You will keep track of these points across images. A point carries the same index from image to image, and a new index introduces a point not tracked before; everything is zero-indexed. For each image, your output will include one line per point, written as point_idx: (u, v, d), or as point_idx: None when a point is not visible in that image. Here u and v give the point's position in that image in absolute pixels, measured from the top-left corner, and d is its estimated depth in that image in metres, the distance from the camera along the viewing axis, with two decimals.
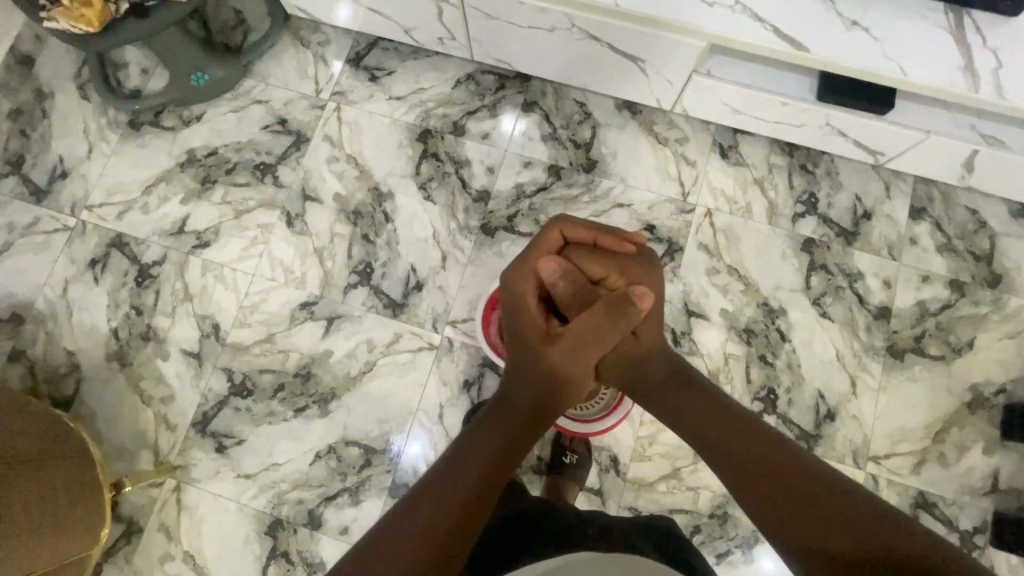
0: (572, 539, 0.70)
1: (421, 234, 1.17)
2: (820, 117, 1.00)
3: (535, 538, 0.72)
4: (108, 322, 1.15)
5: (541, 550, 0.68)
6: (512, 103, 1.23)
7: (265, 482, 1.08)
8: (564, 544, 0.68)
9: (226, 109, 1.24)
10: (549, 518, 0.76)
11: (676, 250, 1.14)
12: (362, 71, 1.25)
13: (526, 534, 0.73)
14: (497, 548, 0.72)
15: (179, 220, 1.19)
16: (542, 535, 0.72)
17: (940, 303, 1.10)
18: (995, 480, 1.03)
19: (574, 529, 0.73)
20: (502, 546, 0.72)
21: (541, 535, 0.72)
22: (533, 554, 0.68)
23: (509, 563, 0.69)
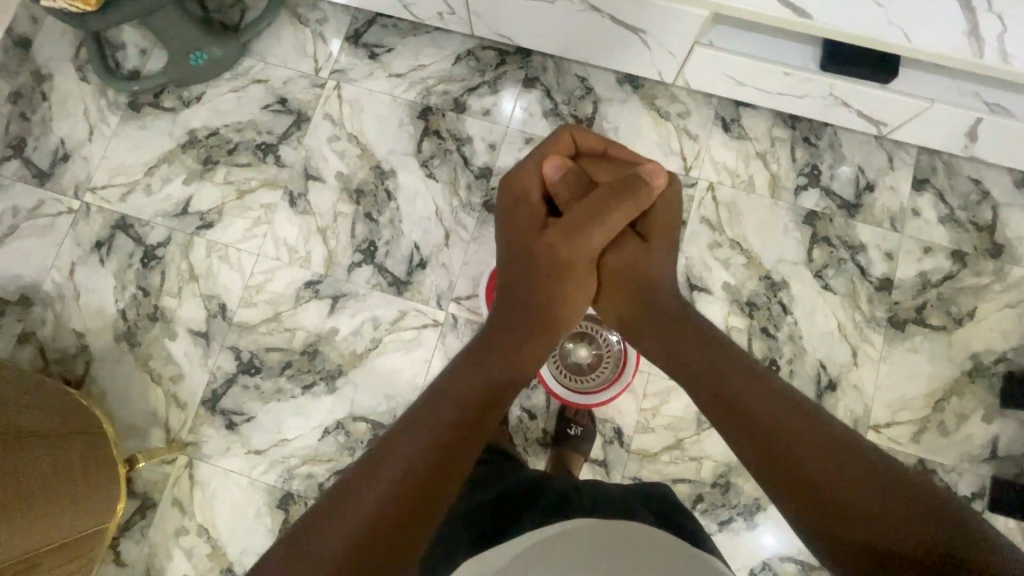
0: (573, 503, 0.67)
1: (424, 212, 1.18)
2: (823, 87, 0.99)
3: (535, 504, 0.69)
4: (116, 303, 1.17)
5: (544, 512, 0.65)
6: (513, 79, 1.22)
7: (275, 457, 1.10)
8: (563, 508, 0.65)
9: (225, 88, 1.23)
10: (551, 485, 0.75)
11: (678, 224, 1.14)
12: (361, 49, 1.24)
13: (524, 503, 0.70)
14: (491, 519, 0.68)
15: (182, 201, 1.20)
16: (540, 501, 0.69)
17: (941, 274, 1.11)
18: (994, 447, 1.05)
19: (575, 494, 0.71)
20: (496, 517, 0.69)
21: (540, 501, 0.70)
22: (532, 516, 0.65)
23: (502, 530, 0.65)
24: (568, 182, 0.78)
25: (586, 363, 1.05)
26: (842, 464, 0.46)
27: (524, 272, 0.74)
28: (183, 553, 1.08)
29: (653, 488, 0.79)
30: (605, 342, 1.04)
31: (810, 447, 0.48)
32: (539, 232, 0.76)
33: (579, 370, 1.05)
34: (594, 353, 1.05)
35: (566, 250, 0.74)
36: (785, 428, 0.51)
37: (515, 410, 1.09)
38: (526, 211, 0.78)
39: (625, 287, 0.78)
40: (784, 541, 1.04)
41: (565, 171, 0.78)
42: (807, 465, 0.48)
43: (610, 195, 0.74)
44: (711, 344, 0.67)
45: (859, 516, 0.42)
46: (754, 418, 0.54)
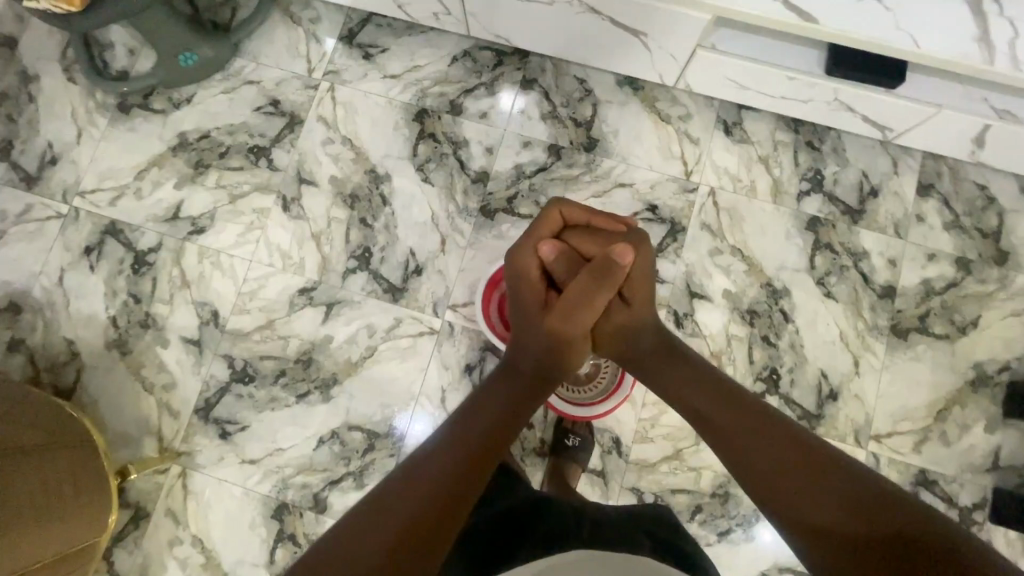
0: (571, 535, 0.66)
1: (420, 217, 1.15)
2: (828, 91, 0.97)
3: (533, 534, 0.68)
4: (107, 310, 1.15)
5: (540, 548, 0.64)
6: (510, 80, 1.19)
7: (270, 467, 1.09)
8: (562, 542, 0.64)
9: (217, 90, 1.21)
10: (548, 509, 0.73)
11: (679, 230, 1.12)
12: (356, 49, 1.21)
13: (521, 532, 0.69)
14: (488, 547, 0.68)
15: (173, 206, 1.17)
16: (539, 529, 0.68)
17: (945, 282, 1.09)
18: (996, 457, 1.04)
19: (572, 521, 0.70)
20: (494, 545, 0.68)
21: (537, 529, 0.68)
22: (530, 550, 0.64)
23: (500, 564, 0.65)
24: (558, 258, 0.81)
25: (584, 373, 1.04)
26: (822, 484, 0.55)
27: (529, 350, 0.79)
28: (177, 563, 1.07)
29: (650, 509, 0.78)
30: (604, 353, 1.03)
31: (798, 483, 0.56)
32: (538, 315, 0.79)
33: (577, 380, 1.04)
34: (592, 363, 1.04)
35: (568, 326, 0.77)
36: (768, 455, 0.61)
37: None
38: (524, 293, 0.82)
39: (624, 344, 0.82)
40: (783, 552, 1.03)
41: (552, 249, 0.80)
42: (790, 488, 0.57)
43: (594, 277, 0.76)
44: (699, 374, 0.76)
45: (834, 529, 0.51)
46: (743, 449, 0.64)
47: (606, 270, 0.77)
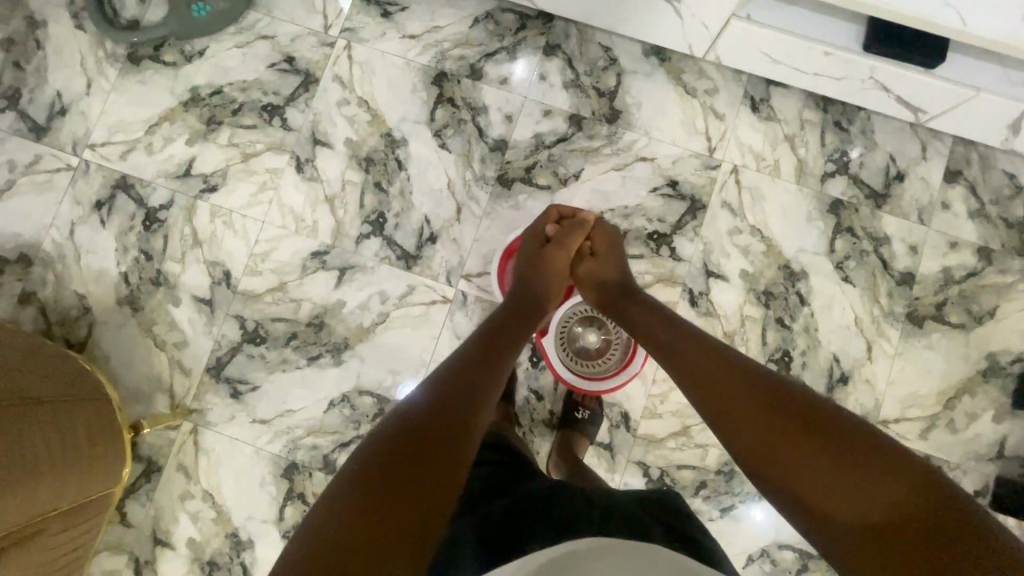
0: (585, 521, 0.65)
1: (436, 184, 1.13)
2: (864, 69, 0.94)
3: (546, 515, 0.67)
4: (118, 266, 1.14)
5: (555, 531, 0.64)
6: (533, 45, 1.15)
7: (281, 427, 1.10)
8: (576, 529, 0.63)
9: (230, 44, 1.17)
10: (561, 495, 0.72)
11: (698, 208, 1.11)
12: (374, 6, 1.17)
13: (536, 515, 0.68)
14: (500, 525, 0.67)
15: (185, 163, 1.15)
16: (552, 510, 0.68)
17: (965, 270, 1.08)
18: (1001, 447, 1.04)
19: (584, 506, 0.70)
20: (506, 524, 0.67)
21: (551, 513, 0.68)
22: (545, 534, 0.64)
23: (513, 550, 0.63)
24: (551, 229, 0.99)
25: (594, 348, 1.04)
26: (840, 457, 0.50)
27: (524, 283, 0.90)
28: (188, 517, 1.09)
29: (663, 496, 0.78)
30: (615, 329, 1.03)
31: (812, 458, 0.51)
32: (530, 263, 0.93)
33: (587, 354, 1.04)
34: (603, 338, 1.04)
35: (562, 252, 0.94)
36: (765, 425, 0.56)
37: (522, 392, 1.08)
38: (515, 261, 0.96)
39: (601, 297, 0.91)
40: (781, 530, 1.05)
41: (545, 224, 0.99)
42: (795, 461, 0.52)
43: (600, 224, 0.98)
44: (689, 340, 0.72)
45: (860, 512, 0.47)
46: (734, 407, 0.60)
47: (580, 224, 0.96)
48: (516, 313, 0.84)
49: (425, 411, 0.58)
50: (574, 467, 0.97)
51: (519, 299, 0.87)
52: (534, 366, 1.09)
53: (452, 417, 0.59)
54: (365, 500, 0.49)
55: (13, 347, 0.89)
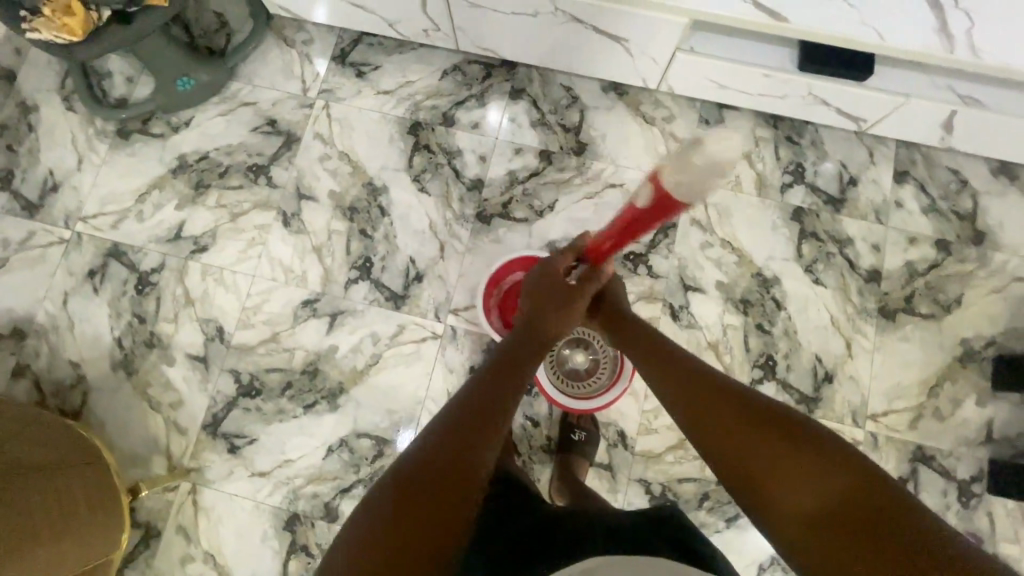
0: (585, 544, 0.65)
1: (418, 226, 1.18)
2: (802, 86, 1.02)
3: (551, 544, 0.67)
4: (111, 332, 1.16)
5: (560, 557, 0.64)
6: (499, 92, 1.24)
7: (280, 478, 1.10)
8: (580, 551, 0.64)
9: (214, 112, 1.24)
10: (565, 519, 0.72)
11: (669, 227, 1.16)
12: (349, 68, 1.26)
13: (544, 541, 0.68)
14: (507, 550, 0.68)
15: (175, 227, 1.19)
16: (558, 539, 0.68)
17: (927, 263, 1.13)
18: (989, 430, 1.07)
19: (589, 529, 0.69)
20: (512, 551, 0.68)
21: (557, 541, 0.67)
22: (551, 561, 0.64)
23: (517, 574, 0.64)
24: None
25: (583, 368, 1.06)
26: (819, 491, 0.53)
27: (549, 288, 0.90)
28: None
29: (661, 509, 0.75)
30: (602, 348, 1.05)
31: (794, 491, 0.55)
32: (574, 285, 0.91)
33: (577, 375, 1.06)
34: (591, 359, 1.06)
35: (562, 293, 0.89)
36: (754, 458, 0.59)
37: (518, 419, 1.09)
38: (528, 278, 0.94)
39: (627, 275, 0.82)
40: None
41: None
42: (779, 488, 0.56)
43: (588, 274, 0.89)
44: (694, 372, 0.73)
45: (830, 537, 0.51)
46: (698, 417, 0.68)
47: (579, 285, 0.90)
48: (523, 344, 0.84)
49: (447, 446, 0.61)
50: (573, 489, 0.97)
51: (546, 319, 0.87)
52: (528, 393, 1.11)
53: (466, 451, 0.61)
54: (393, 534, 0.52)
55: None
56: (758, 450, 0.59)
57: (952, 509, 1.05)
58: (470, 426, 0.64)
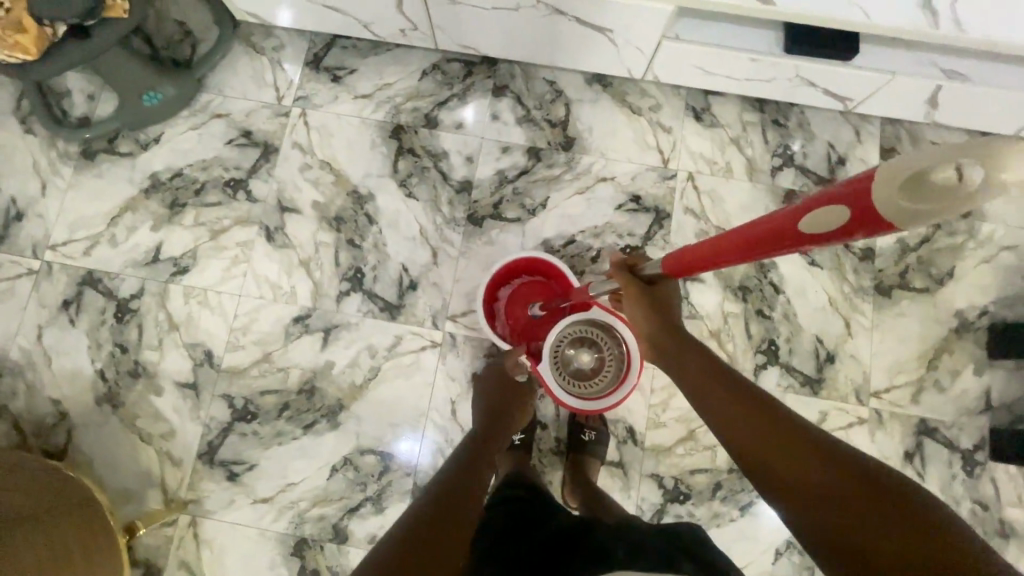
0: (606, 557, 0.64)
1: (408, 232, 1.15)
2: (789, 69, 1.01)
3: (575, 555, 0.66)
4: (92, 364, 1.10)
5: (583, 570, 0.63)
6: (482, 89, 1.20)
7: (284, 503, 1.06)
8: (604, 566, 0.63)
9: (184, 127, 1.18)
10: (585, 531, 0.72)
11: (663, 217, 1.15)
12: (324, 73, 1.21)
13: (565, 551, 0.68)
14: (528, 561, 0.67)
15: (152, 249, 1.14)
16: (580, 552, 0.67)
17: (918, 238, 1.14)
18: (988, 398, 1.09)
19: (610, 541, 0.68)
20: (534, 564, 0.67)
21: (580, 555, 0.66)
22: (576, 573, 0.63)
23: None
24: (843, 227, 0.44)
25: (589, 367, 1.04)
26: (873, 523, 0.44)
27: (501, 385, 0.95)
28: None
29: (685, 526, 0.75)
30: (607, 346, 1.04)
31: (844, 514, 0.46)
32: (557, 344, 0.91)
33: (583, 374, 1.04)
34: (596, 357, 1.04)
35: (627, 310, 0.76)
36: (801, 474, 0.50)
37: None
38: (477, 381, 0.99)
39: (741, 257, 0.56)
40: None
41: (872, 230, 0.42)
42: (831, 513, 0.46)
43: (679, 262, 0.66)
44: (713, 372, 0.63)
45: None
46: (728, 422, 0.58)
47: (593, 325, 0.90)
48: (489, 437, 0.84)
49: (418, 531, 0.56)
50: (588, 494, 0.96)
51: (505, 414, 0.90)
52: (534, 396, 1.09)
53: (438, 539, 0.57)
54: None
55: (16, 477, 0.86)
56: (795, 462, 0.51)
57: (958, 479, 1.06)
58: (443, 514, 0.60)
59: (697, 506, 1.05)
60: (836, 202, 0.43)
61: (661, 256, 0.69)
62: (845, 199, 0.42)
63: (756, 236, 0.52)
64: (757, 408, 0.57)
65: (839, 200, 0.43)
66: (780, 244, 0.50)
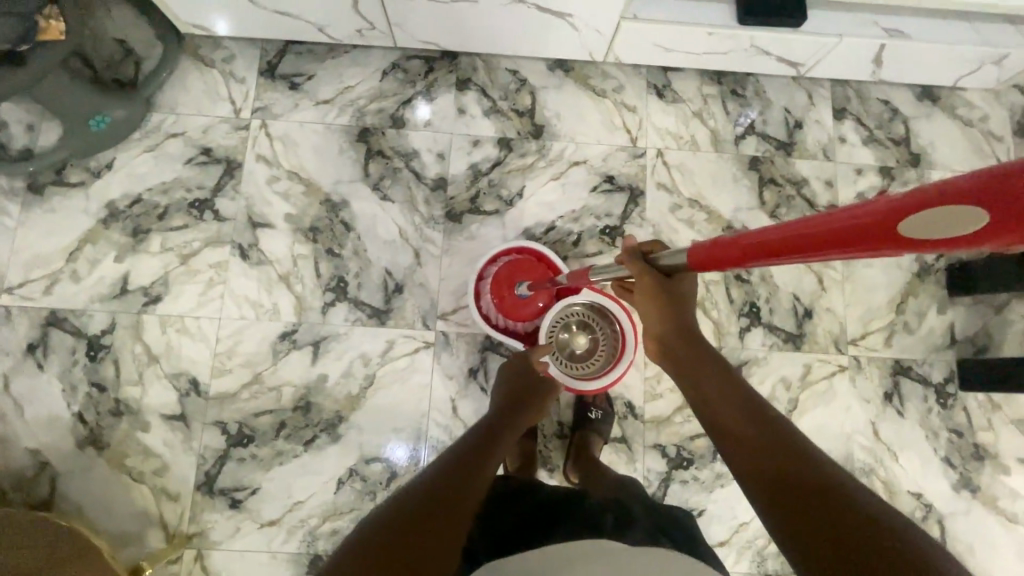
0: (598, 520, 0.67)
1: (388, 235, 1.14)
2: (744, 40, 1.05)
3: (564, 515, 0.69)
4: (69, 407, 1.05)
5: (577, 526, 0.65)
6: (445, 84, 1.19)
7: (293, 523, 1.04)
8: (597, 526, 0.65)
9: (138, 150, 1.13)
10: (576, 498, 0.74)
11: (638, 195, 1.18)
12: (280, 81, 1.18)
13: (548, 516, 0.69)
14: (519, 523, 0.69)
15: (119, 281, 1.09)
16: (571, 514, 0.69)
17: (876, 191, 1.21)
18: (952, 333, 1.16)
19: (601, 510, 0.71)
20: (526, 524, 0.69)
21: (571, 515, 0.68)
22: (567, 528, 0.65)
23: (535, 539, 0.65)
24: (972, 230, 0.33)
25: (583, 349, 1.06)
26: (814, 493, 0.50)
27: (526, 373, 0.93)
28: None
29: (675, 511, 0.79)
30: (600, 327, 1.06)
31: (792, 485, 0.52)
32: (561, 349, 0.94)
33: (577, 357, 1.06)
34: (591, 339, 1.07)
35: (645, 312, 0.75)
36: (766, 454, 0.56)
37: None
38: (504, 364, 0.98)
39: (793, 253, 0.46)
40: None
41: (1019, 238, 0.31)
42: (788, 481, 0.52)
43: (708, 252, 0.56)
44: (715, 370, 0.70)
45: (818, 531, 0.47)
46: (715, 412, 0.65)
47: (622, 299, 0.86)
48: (511, 415, 0.84)
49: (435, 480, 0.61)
50: (587, 468, 0.98)
51: (526, 399, 0.89)
52: None
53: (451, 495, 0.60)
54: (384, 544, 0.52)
55: (12, 560, 0.82)
56: (764, 444, 0.57)
57: (933, 412, 1.14)
58: (459, 470, 0.64)
59: (700, 470, 1.09)
60: (969, 199, 0.31)
61: (691, 244, 0.59)
62: (986, 197, 0.31)
63: (822, 233, 0.42)
64: (748, 407, 0.63)
65: (979, 197, 0.31)
66: (865, 245, 0.39)
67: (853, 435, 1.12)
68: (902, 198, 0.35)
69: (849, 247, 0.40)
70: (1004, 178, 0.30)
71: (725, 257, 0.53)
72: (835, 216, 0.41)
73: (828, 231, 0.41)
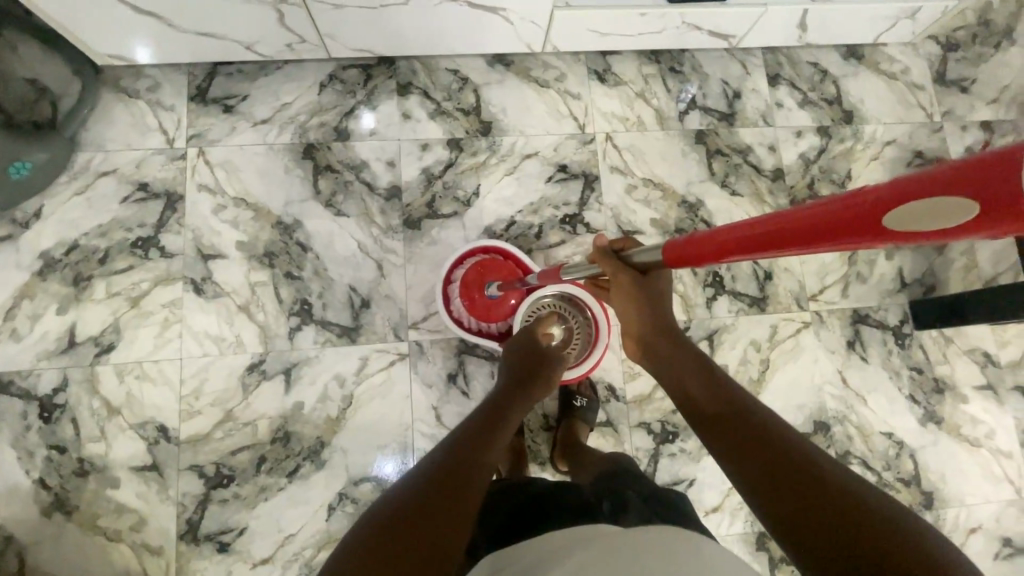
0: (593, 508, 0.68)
1: (347, 251, 1.11)
2: (675, 17, 1.07)
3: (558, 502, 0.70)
4: (28, 475, 0.98)
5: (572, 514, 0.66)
6: (386, 90, 1.17)
7: (287, 558, 1.01)
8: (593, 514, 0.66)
9: (68, 194, 1.06)
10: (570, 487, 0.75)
11: (593, 180, 1.19)
12: (212, 105, 1.13)
13: (545, 509, 0.68)
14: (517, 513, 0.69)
15: (66, 334, 1.03)
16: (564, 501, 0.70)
17: (816, 150, 1.25)
18: (902, 277, 1.22)
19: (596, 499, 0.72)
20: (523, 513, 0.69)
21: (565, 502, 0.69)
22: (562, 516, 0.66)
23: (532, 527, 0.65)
24: (955, 222, 0.33)
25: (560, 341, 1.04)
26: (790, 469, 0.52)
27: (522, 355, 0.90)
28: None
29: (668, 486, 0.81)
30: (574, 317, 1.06)
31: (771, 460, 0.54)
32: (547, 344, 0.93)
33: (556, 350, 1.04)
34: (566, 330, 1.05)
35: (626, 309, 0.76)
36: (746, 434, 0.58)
37: None
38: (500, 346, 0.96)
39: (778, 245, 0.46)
40: None
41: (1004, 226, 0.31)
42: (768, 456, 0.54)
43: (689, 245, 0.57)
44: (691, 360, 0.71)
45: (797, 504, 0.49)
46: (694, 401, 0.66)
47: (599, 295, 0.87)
48: (510, 396, 0.81)
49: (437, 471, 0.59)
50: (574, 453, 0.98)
51: (524, 377, 0.86)
52: None
53: (453, 485, 0.57)
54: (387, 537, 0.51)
55: None
56: (742, 425, 0.59)
57: (894, 353, 1.20)
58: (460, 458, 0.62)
59: (686, 441, 1.11)
60: (956, 189, 0.32)
61: (671, 239, 0.60)
62: (971, 186, 0.31)
63: (807, 225, 0.42)
64: (725, 392, 0.65)
65: (963, 187, 0.32)
66: (845, 235, 0.40)
67: (823, 386, 1.17)
68: (889, 191, 0.36)
69: (831, 238, 0.41)
70: (991, 165, 0.30)
71: (706, 252, 0.55)
72: (821, 206, 0.41)
73: (813, 222, 0.42)
